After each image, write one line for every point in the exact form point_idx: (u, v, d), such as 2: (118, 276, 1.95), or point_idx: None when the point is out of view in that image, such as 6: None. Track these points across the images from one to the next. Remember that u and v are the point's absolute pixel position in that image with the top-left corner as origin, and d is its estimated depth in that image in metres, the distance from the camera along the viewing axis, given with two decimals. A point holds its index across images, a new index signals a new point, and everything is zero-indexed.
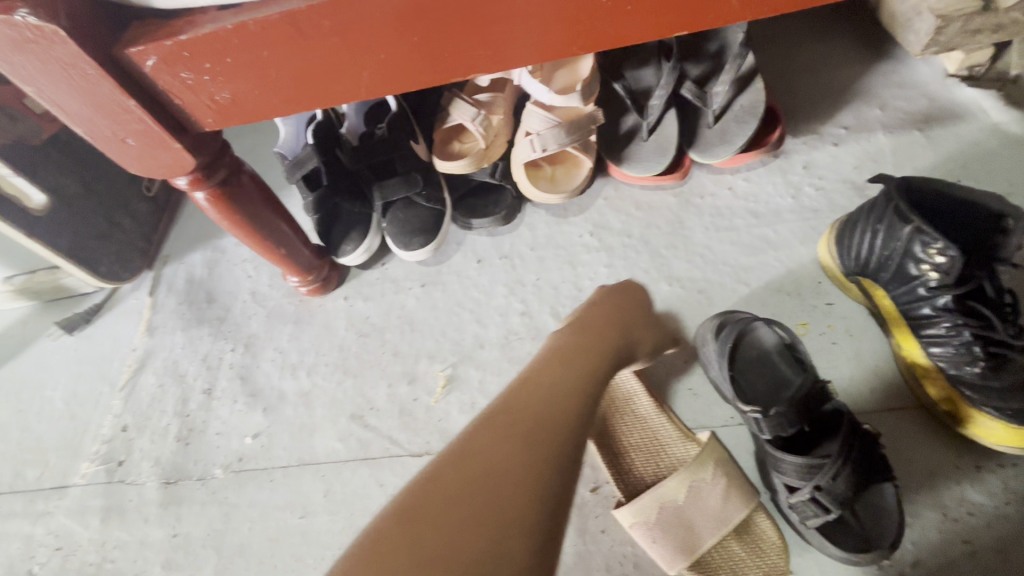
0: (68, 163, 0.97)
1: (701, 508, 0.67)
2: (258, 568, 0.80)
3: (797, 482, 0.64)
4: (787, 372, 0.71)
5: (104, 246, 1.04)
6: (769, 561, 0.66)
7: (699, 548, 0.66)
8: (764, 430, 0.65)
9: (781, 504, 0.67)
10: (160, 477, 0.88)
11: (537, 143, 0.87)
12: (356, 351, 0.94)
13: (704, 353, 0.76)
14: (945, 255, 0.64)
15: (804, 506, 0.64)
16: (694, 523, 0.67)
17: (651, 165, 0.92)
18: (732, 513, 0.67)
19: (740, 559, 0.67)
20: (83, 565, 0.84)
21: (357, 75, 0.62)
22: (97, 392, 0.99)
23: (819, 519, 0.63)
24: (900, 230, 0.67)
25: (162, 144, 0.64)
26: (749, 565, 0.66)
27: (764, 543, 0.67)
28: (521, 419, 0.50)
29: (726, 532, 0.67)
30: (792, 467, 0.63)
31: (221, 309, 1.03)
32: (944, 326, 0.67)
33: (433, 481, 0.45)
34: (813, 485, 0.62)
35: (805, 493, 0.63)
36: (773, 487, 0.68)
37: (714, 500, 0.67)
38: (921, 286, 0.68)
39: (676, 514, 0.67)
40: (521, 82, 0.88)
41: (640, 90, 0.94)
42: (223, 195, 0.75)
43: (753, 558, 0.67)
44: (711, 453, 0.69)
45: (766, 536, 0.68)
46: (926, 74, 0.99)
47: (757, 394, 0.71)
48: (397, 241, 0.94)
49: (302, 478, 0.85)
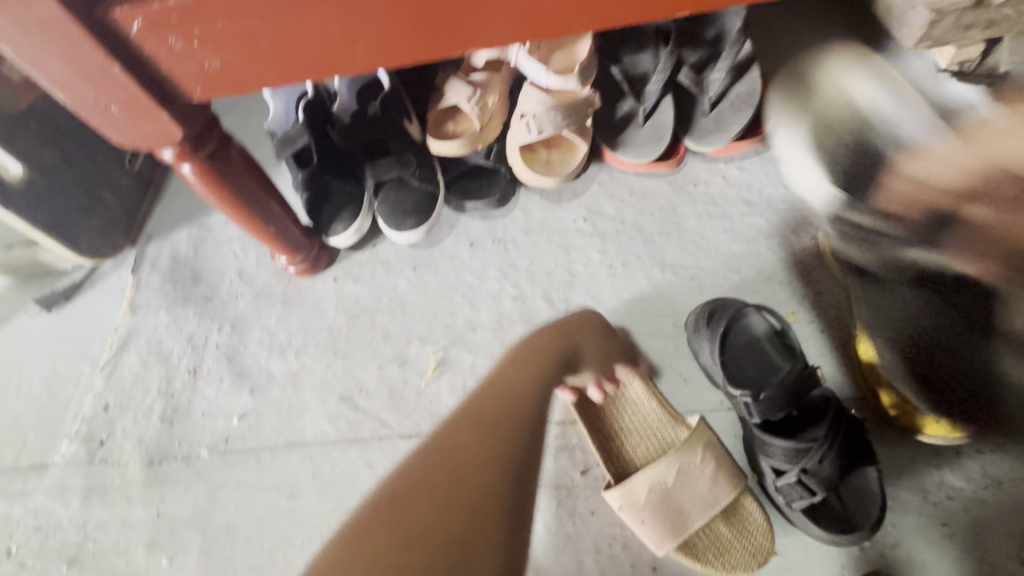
0: (46, 133, 0.93)
1: (689, 490, 0.68)
2: (244, 548, 0.79)
3: (785, 466, 0.65)
4: (779, 359, 0.72)
5: (85, 221, 1.01)
6: (755, 542, 0.68)
7: (687, 529, 0.68)
8: (754, 414, 0.66)
9: (769, 488, 0.68)
10: (144, 457, 0.87)
11: (533, 125, 0.86)
12: (346, 333, 0.93)
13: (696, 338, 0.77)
14: None
15: (790, 489, 0.66)
16: (683, 505, 0.68)
17: (647, 151, 0.92)
18: (720, 495, 0.68)
19: (726, 540, 0.68)
20: (64, 545, 0.82)
21: (351, 47, 0.60)
22: (78, 370, 0.97)
23: (804, 501, 0.64)
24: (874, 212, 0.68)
25: (148, 114, 0.62)
26: (735, 546, 0.68)
27: (749, 524, 0.69)
28: (487, 414, 0.61)
29: (713, 514, 0.68)
30: (781, 450, 0.64)
31: (207, 289, 1.01)
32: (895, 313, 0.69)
33: (418, 465, 0.56)
34: (800, 468, 0.64)
35: (792, 476, 0.64)
36: (761, 471, 0.69)
37: (702, 483, 0.69)
38: None
39: (665, 496, 0.68)
40: (518, 63, 0.87)
41: (637, 75, 0.93)
42: (211, 169, 0.73)
43: (739, 539, 0.68)
44: (701, 437, 0.70)
45: (752, 517, 0.69)
46: (919, 68, 1.00)
47: (746, 374, 0.71)
48: (389, 222, 0.93)
49: (290, 459, 0.84)
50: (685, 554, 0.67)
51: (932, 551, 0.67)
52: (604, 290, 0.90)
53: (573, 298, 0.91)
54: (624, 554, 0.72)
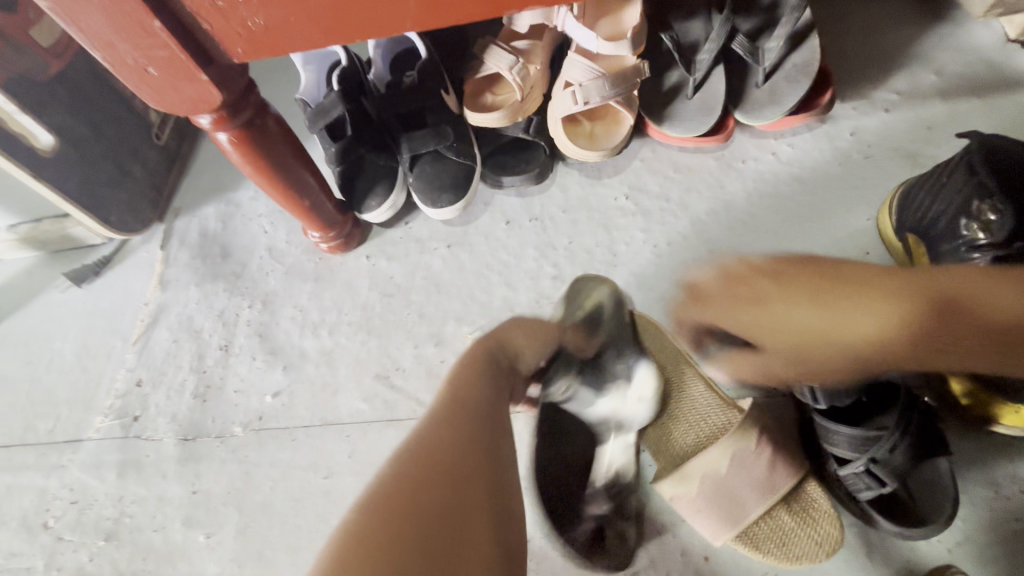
0: (75, 102, 0.91)
1: (747, 477, 0.64)
2: (281, 527, 0.78)
3: (851, 455, 0.62)
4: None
5: (113, 195, 0.99)
6: (821, 530, 0.64)
7: (746, 518, 0.64)
8: (817, 399, 0.64)
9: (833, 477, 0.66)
10: (177, 434, 0.86)
11: (579, 95, 0.82)
12: (380, 311, 0.90)
13: None
14: (998, 212, 0.62)
15: (856, 479, 0.63)
16: (740, 494, 0.64)
17: (697, 125, 0.87)
18: (780, 482, 0.64)
19: (789, 528, 0.65)
20: (100, 520, 0.82)
21: (404, 5, 0.57)
22: (109, 346, 0.96)
23: (873, 491, 0.61)
24: (963, 186, 0.65)
25: (187, 75, 0.59)
26: (800, 535, 0.64)
27: (812, 510, 0.65)
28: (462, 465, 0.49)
29: (774, 502, 0.64)
30: (846, 437, 0.61)
31: (237, 265, 0.99)
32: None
33: (365, 517, 0.44)
34: (868, 458, 0.60)
35: (860, 465, 0.61)
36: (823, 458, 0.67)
37: (759, 469, 0.65)
38: (965, 245, 0.65)
39: (721, 484, 0.65)
40: (564, 28, 0.83)
41: (687, 44, 0.88)
42: (247, 136, 0.70)
43: (803, 527, 0.65)
44: (754, 422, 0.66)
45: (815, 504, 0.66)
46: (986, 38, 0.94)
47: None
48: (425, 198, 0.90)
49: (325, 438, 0.82)
50: (744, 543, 0.65)
51: (1003, 547, 0.64)
52: (648, 270, 0.87)
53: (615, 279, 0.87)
54: (676, 543, 0.70)
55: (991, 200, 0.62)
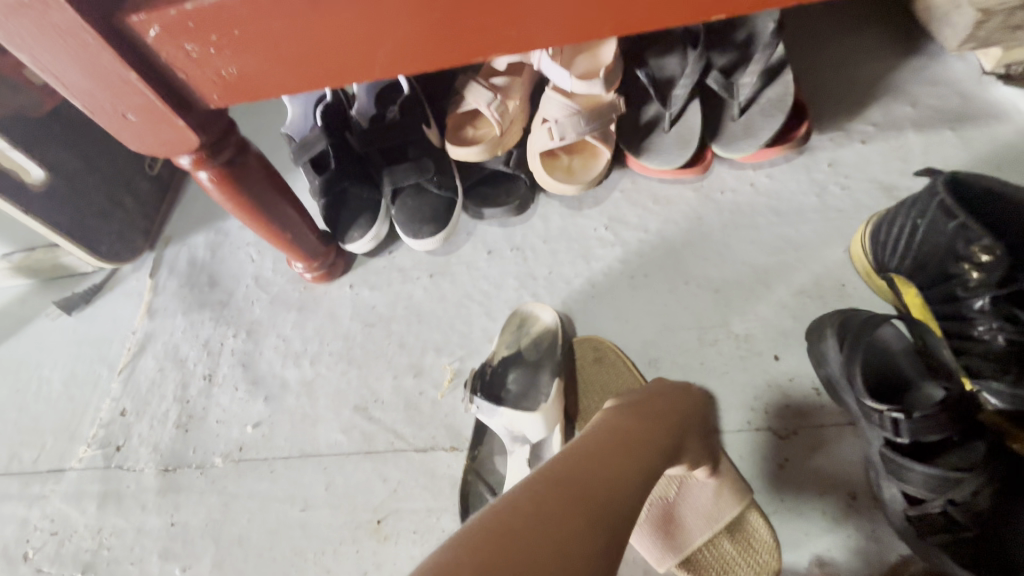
0: (67, 137, 0.94)
1: (691, 505, 0.66)
2: (256, 560, 0.78)
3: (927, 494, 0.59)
4: (913, 377, 0.67)
5: (104, 225, 1.01)
6: (760, 560, 0.63)
7: (689, 545, 0.65)
8: (901, 435, 0.60)
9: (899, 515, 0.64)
10: (159, 464, 0.86)
11: (555, 131, 0.84)
12: (361, 341, 0.91)
13: (821, 350, 0.71)
14: (991, 252, 0.60)
15: (932, 519, 0.61)
16: (683, 519, 0.66)
17: (673, 158, 0.88)
18: (724, 511, 0.64)
19: (730, 557, 0.64)
20: (79, 551, 0.82)
21: (372, 52, 0.58)
22: (96, 374, 0.97)
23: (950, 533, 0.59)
24: (945, 226, 0.64)
25: (165, 121, 0.61)
26: (738, 563, 0.64)
27: (755, 540, 0.64)
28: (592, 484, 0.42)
29: (716, 530, 0.64)
30: (923, 476, 0.58)
31: (224, 293, 1.01)
32: (980, 329, 0.64)
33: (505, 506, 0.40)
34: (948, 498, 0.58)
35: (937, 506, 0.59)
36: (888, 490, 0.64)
37: (705, 498, 0.65)
38: (959, 285, 0.65)
39: (666, 510, 0.67)
40: (540, 66, 0.85)
41: (663, 79, 0.90)
42: (228, 175, 0.72)
43: (742, 556, 0.64)
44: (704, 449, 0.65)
45: (758, 534, 0.65)
46: (962, 70, 0.95)
47: (888, 389, 0.67)
48: (406, 229, 0.91)
49: (303, 470, 0.82)
50: (686, 570, 0.65)
51: None
52: (626, 300, 0.87)
53: (593, 310, 0.88)
54: None
55: (979, 241, 0.61)
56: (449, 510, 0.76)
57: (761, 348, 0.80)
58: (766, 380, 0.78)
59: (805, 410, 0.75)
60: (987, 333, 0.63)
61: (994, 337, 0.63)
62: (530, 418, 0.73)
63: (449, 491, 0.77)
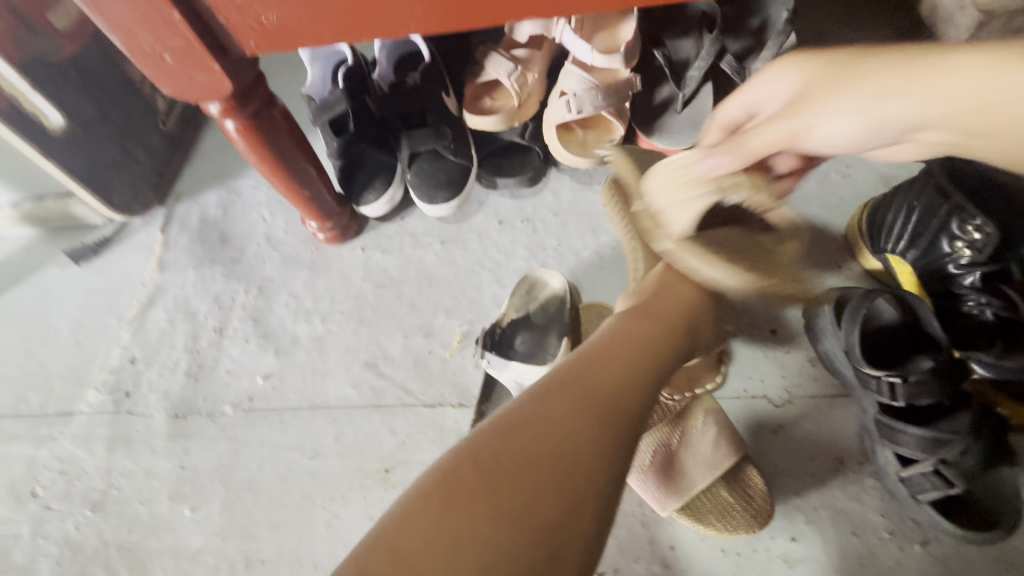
0: (85, 85, 0.94)
1: (693, 452, 0.68)
2: (265, 503, 0.80)
3: (918, 455, 0.63)
4: (906, 350, 0.70)
5: (118, 176, 1.02)
6: (757, 505, 0.68)
7: (690, 490, 0.68)
8: (896, 398, 0.64)
9: (890, 478, 0.67)
10: (169, 411, 0.88)
11: (573, 104, 0.85)
12: (373, 302, 0.93)
13: (817, 324, 0.76)
14: (982, 231, 0.65)
15: (920, 480, 0.64)
16: (685, 465, 0.68)
17: (682, 139, 0.91)
18: (724, 458, 0.68)
19: (729, 503, 0.68)
20: (87, 491, 0.83)
21: (409, 8, 0.60)
22: (105, 323, 0.98)
23: (938, 493, 0.63)
24: (938, 209, 0.69)
25: (201, 64, 0.62)
26: (738, 509, 0.68)
27: (750, 488, 0.69)
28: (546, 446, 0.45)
29: (717, 476, 0.68)
30: (915, 438, 0.62)
31: (235, 251, 1.02)
32: (971, 304, 0.69)
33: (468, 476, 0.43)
34: (937, 458, 0.62)
35: (927, 466, 0.63)
36: (880, 454, 0.68)
37: (706, 446, 0.69)
38: (951, 263, 0.69)
39: (669, 457, 0.69)
40: (562, 40, 0.87)
41: (678, 61, 0.93)
42: (253, 124, 0.73)
43: (741, 502, 0.68)
44: (701, 404, 0.71)
45: (753, 482, 0.69)
46: None
47: (882, 361, 0.70)
48: (421, 194, 0.93)
49: (312, 421, 0.84)
50: (687, 513, 0.68)
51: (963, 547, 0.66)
52: None
53: (600, 281, 0.91)
54: (643, 531, 0.72)
55: (972, 219, 0.65)
56: None
57: (758, 321, 0.83)
58: (764, 352, 0.81)
59: (800, 379, 0.78)
60: (977, 307, 0.68)
61: (982, 311, 0.68)
62: (540, 371, 0.75)
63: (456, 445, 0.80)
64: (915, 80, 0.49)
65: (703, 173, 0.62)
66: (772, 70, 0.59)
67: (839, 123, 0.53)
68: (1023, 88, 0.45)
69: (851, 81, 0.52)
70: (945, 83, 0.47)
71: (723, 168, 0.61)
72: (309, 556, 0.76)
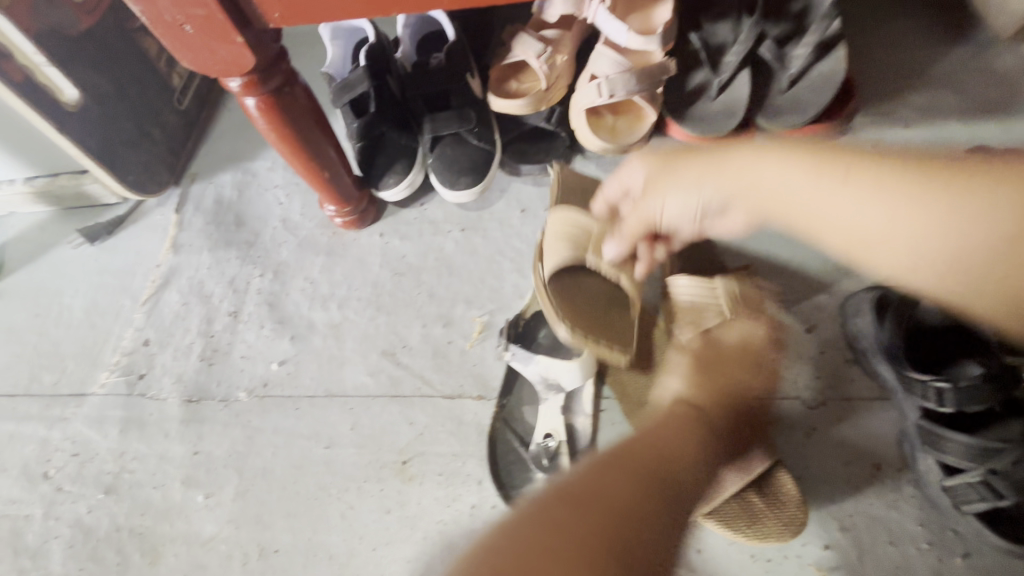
0: (101, 59, 0.92)
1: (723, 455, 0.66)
2: (280, 492, 0.78)
3: (966, 464, 0.60)
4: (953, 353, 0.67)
5: (134, 155, 0.99)
6: (789, 513, 0.66)
7: (721, 495, 0.65)
8: (944, 404, 0.61)
9: (931, 486, 0.65)
10: (182, 395, 0.86)
11: (605, 87, 0.82)
12: (391, 289, 0.91)
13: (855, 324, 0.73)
14: None
15: (966, 489, 0.61)
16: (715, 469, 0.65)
17: (717, 127, 0.88)
18: (756, 462, 0.65)
19: (759, 509, 0.66)
20: (100, 474, 0.82)
21: None
22: (119, 304, 0.96)
23: (987, 504, 0.59)
24: None
25: (223, 36, 0.60)
26: (768, 516, 0.65)
27: (782, 494, 0.66)
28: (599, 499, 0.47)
29: (748, 481, 0.65)
30: (962, 446, 0.59)
31: (250, 234, 1.00)
32: None
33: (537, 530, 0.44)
34: (987, 468, 0.58)
35: (976, 476, 0.59)
36: (921, 461, 0.66)
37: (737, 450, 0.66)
38: None
39: None
40: (595, 20, 0.84)
41: (714, 45, 0.89)
42: (276, 103, 0.70)
43: (772, 509, 0.66)
44: None
45: (786, 489, 0.67)
46: (1011, 62, 0.94)
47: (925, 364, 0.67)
48: (442, 178, 0.90)
49: (328, 409, 0.83)
50: (715, 518, 0.66)
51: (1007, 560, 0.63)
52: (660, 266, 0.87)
53: None
54: None
55: None
56: (474, 456, 0.77)
57: (792, 319, 0.79)
58: (798, 352, 0.78)
59: (834, 380, 0.75)
60: None
61: None
62: (567, 366, 0.73)
63: (475, 438, 0.78)
64: (728, 165, 0.58)
65: (608, 255, 0.74)
66: (626, 162, 0.67)
67: (673, 205, 0.63)
68: (801, 187, 0.53)
69: (694, 165, 0.61)
70: (749, 176, 0.56)
71: (616, 250, 0.73)
72: (323, 547, 0.74)
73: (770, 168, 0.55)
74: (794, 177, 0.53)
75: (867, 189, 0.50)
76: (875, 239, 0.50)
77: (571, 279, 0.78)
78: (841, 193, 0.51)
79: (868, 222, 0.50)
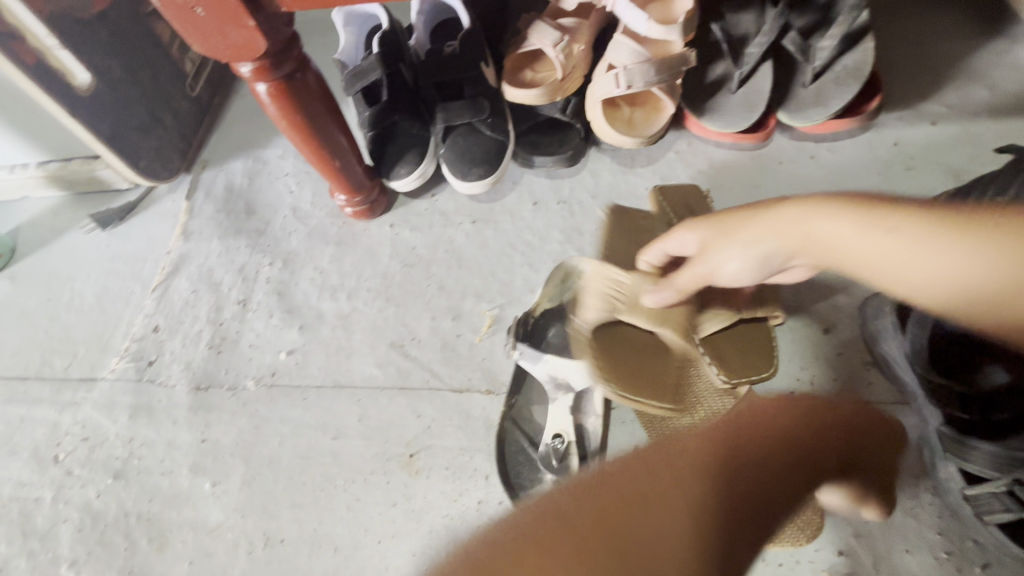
0: (114, 43, 0.91)
1: None
2: (286, 482, 0.78)
3: (990, 473, 0.58)
4: None
5: (146, 141, 0.99)
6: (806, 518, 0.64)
7: None
8: None
9: (953, 493, 0.63)
10: (191, 382, 0.86)
11: (623, 78, 0.79)
12: (400, 281, 0.90)
13: (876, 326, 0.71)
14: None
15: (989, 499, 0.59)
16: None
17: (736, 121, 0.86)
18: None
19: None
20: (109, 459, 0.82)
21: None
22: (129, 290, 0.96)
23: (1009, 515, 0.57)
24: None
25: (234, 19, 0.58)
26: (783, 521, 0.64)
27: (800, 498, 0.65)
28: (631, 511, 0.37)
29: None
30: (986, 454, 0.57)
31: (260, 222, 0.99)
32: None
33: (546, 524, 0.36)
34: (1012, 477, 0.56)
35: (1000, 485, 0.57)
36: (942, 469, 0.64)
37: None
38: None
39: None
40: (614, 8, 0.80)
41: (737, 36, 0.87)
42: (287, 89, 0.69)
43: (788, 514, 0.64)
44: None
45: None
46: None
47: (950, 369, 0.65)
48: (455, 169, 0.89)
49: (335, 400, 0.82)
50: None
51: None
52: None
53: None
54: None
55: None
56: (482, 451, 0.76)
57: (810, 319, 0.78)
58: (815, 353, 0.76)
59: (853, 383, 0.74)
60: None
61: None
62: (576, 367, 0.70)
63: (483, 433, 0.77)
64: (767, 224, 0.49)
65: (653, 304, 0.66)
66: (679, 229, 0.60)
67: (734, 266, 0.53)
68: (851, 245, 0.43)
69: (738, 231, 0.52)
70: (792, 232, 0.47)
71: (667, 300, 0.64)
72: (329, 539, 0.74)
73: (813, 221, 0.45)
74: (846, 230, 0.43)
75: (918, 241, 0.39)
76: (962, 297, 0.37)
77: (610, 324, 0.70)
78: (894, 246, 0.40)
79: (950, 278, 0.38)
